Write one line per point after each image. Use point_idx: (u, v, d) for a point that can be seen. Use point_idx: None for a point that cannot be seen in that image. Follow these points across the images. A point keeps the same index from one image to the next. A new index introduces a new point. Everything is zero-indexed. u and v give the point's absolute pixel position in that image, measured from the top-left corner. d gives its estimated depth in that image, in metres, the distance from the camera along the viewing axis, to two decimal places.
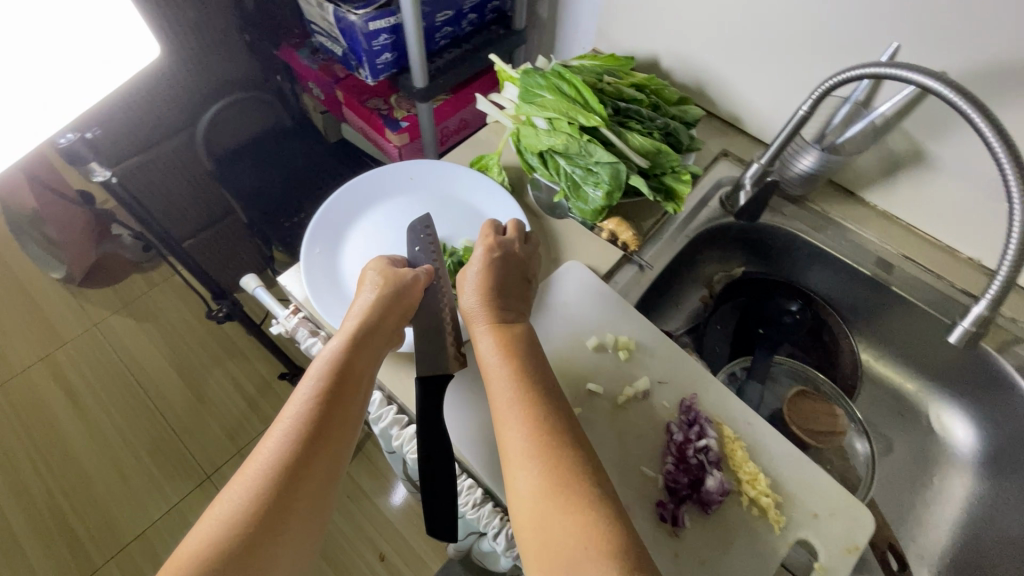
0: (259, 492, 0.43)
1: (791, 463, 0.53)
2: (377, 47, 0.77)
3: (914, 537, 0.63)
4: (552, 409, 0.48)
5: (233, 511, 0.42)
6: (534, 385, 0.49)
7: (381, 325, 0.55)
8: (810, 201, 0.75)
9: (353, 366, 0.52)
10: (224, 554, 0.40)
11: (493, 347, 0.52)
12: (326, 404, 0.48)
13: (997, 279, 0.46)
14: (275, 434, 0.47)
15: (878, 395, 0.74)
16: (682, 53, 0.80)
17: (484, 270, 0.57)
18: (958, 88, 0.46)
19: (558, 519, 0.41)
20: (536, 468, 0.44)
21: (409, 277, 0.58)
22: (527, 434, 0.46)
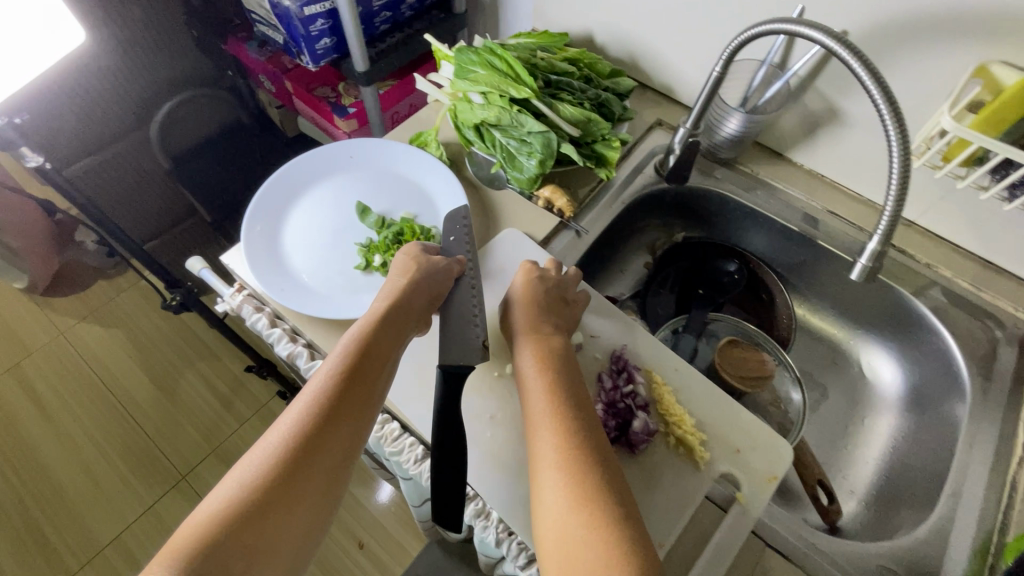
0: (280, 458, 0.42)
1: (716, 404, 0.56)
2: (315, 32, 0.78)
3: (843, 474, 0.67)
4: (588, 424, 0.46)
5: (248, 477, 0.41)
6: (571, 398, 0.48)
7: (408, 307, 0.55)
8: (740, 163, 0.78)
9: (380, 348, 0.51)
10: (235, 517, 0.38)
11: (531, 357, 0.52)
12: (350, 382, 0.47)
13: (885, 216, 0.49)
14: (297, 409, 0.45)
15: (813, 346, 0.78)
16: (615, 27, 0.82)
17: (527, 286, 0.58)
18: (842, 40, 0.49)
19: (583, 538, 0.38)
20: (564, 478, 0.42)
21: (442, 266, 0.60)
22: (559, 443, 0.44)
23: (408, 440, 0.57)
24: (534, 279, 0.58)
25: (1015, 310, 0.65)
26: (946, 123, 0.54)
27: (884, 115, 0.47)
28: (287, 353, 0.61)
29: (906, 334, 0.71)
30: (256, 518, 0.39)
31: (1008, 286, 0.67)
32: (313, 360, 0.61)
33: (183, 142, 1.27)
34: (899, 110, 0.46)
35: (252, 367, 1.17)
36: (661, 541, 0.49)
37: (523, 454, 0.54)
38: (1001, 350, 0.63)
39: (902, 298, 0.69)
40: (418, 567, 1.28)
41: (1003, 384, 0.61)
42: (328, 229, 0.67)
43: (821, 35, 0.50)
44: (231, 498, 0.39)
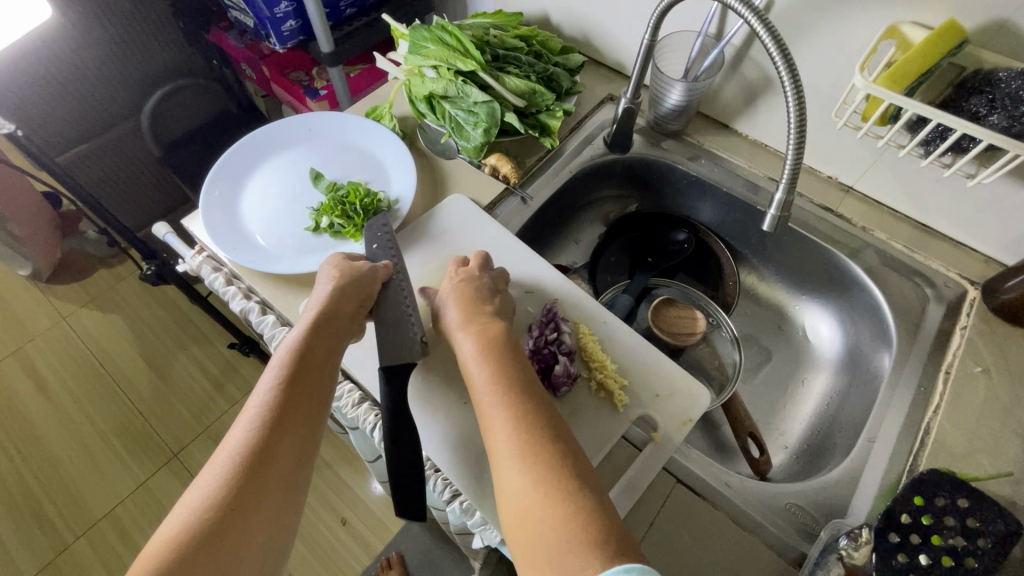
0: (226, 476, 0.44)
1: (639, 353, 0.59)
2: (280, 14, 0.82)
3: (779, 430, 0.69)
4: (540, 404, 0.47)
5: (202, 501, 0.42)
6: (518, 381, 0.49)
7: (338, 313, 0.56)
8: (687, 135, 0.81)
9: (313, 358, 0.53)
10: (193, 539, 0.40)
11: (474, 347, 0.52)
12: (290, 393, 0.50)
13: (788, 165, 0.51)
14: (241, 430, 0.47)
15: (758, 312, 0.80)
16: (568, 6, 0.85)
17: (462, 284, 0.58)
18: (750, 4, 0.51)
19: (547, 515, 0.39)
20: (521, 459, 0.43)
21: (366, 271, 0.60)
22: (512, 427, 0.45)
23: (345, 386, 0.62)
24: (469, 276, 0.60)
25: (945, 270, 0.66)
26: (858, 82, 0.56)
27: (777, 64, 0.49)
28: (240, 309, 0.65)
29: (845, 296, 0.72)
30: (214, 536, 0.41)
31: (941, 247, 0.68)
32: (264, 315, 0.65)
33: (174, 130, 1.32)
34: (790, 58, 0.49)
35: (236, 344, 1.21)
36: None
37: (451, 398, 0.58)
38: (930, 308, 0.65)
39: (838, 261, 0.71)
40: (400, 543, 1.33)
41: (929, 339, 0.63)
42: (283, 195, 0.71)
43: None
44: (185, 524, 0.41)
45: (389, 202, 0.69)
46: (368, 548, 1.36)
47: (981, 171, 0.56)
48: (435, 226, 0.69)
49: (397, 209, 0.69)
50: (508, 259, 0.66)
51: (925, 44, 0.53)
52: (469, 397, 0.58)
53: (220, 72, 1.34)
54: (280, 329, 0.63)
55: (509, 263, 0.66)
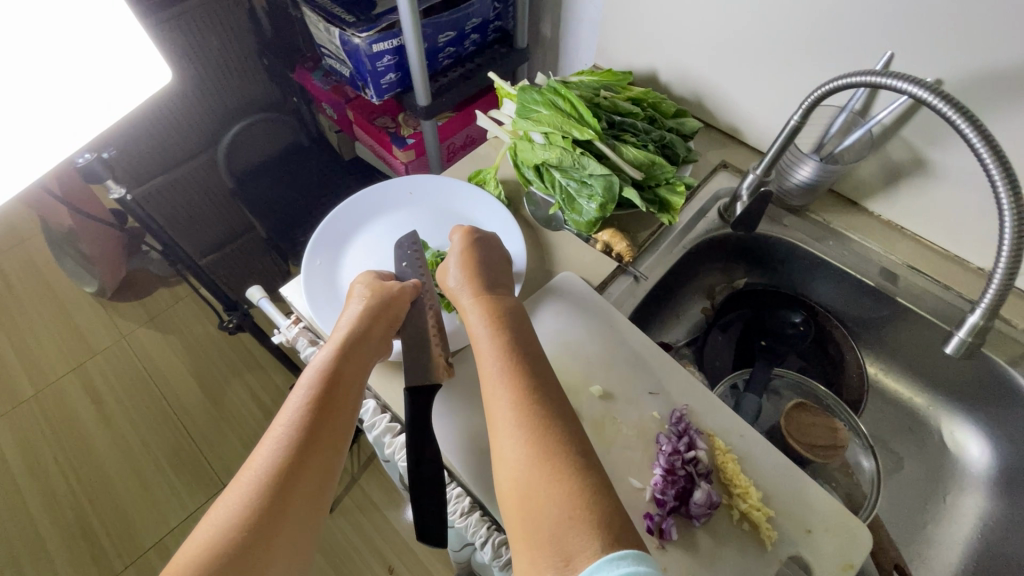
0: (252, 496, 0.44)
1: (785, 477, 0.52)
2: (381, 68, 0.80)
3: (924, 558, 0.61)
4: (540, 377, 0.49)
5: (230, 518, 0.43)
6: (518, 353, 0.50)
7: (369, 333, 0.56)
8: (812, 211, 0.74)
9: (341, 371, 0.53)
10: (222, 558, 0.41)
11: (479, 321, 0.54)
12: (317, 401, 0.50)
13: (994, 288, 0.45)
14: (266, 444, 0.47)
15: (885, 408, 0.72)
16: (681, 66, 0.80)
17: (468, 259, 0.60)
18: (957, 105, 0.45)
19: (542, 486, 0.41)
20: (517, 428, 0.45)
21: (396, 289, 0.60)
22: (509, 398, 0.47)
23: (454, 491, 0.56)
24: (470, 248, 0.62)
25: None
26: None
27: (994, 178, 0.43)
28: None
29: (996, 403, 0.64)
30: (244, 557, 0.42)
31: None
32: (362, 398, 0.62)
33: (247, 162, 1.33)
34: (1012, 171, 0.43)
35: None
36: None
37: None
38: None
39: (993, 366, 0.63)
40: None
41: None
42: (384, 264, 0.67)
43: (916, 87, 0.46)
44: (213, 543, 0.42)
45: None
46: None
47: None
48: (544, 308, 0.63)
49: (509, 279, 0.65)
50: (627, 352, 0.60)
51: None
52: None
53: (296, 106, 1.33)
54: (382, 418, 0.59)
55: (630, 358, 0.60)
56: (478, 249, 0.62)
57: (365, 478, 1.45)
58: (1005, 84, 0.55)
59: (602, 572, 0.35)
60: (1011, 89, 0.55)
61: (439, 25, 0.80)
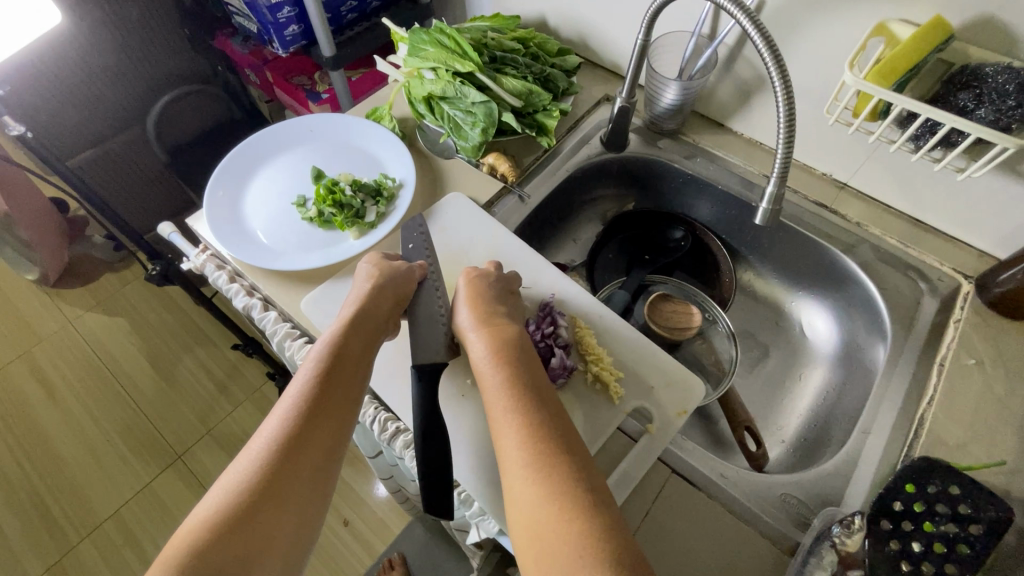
0: (262, 464, 0.45)
1: (636, 347, 0.60)
2: (282, 20, 0.84)
3: (776, 424, 0.70)
4: (546, 419, 0.47)
5: (236, 483, 0.44)
6: (533, 388, 0.49)
7: (374, 312, 0.57)
8: (683, 133, 0.82)
9: (349, 353, 0.54)
10: (225, 522, 0.42)
11: (486, 359, 0.52)
12: (325, 385, 0.51)
13: (779, 159, 0.52)
14: (274, 422, 0.48)
15: (754, 307, 0.81)
16: (565, 10, 0.87)
17: (472, 289, 0.58)
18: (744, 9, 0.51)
19: (551, 526, 0.40)
20: (527, 468, 0.43)
21: (403, 269, 0.62)
22: (518, 439, 0.45)
23: None
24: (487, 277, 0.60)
25: (937, 263, 0.67)
26: (847, 78, 0.57)
27: (766, 61, 0.49)
28: (243, 305, 0.66)
29: (840, 290, 0.73)
30: (246, 523, 0.42)
31: (933, 242, 0.69)
32: (266, 311, 0.66)
33: (180, 135, 1.35)
34: (779, 54, 0.49)
35: (240, 345, 1.23)
36: None
37: (452, 391, 0.59)
38: (924, 302, 0.66)
39: (832, 256, 0.72)
40: (400, 542, 1.32)
41: (921, 332, 0.64)
42: (285, 195, 0.72)
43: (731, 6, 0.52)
44: (219, 506, 0.43)
45: (393, 188, 0.71)
46: (370, 548, 1.36)
47: (970, 164, 0.57)
48: (433, 223, 0.70)
49: (401, 195, 0.71)
50: (509, 257, 0.67)
51: (931, 25, 0.53)
52: (465, 389, 0.59)
53: (225, 78, 1.36)
54: (281, 325, 0.64)
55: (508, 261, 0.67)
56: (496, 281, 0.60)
57: None
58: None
59: None
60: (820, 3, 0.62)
61: None
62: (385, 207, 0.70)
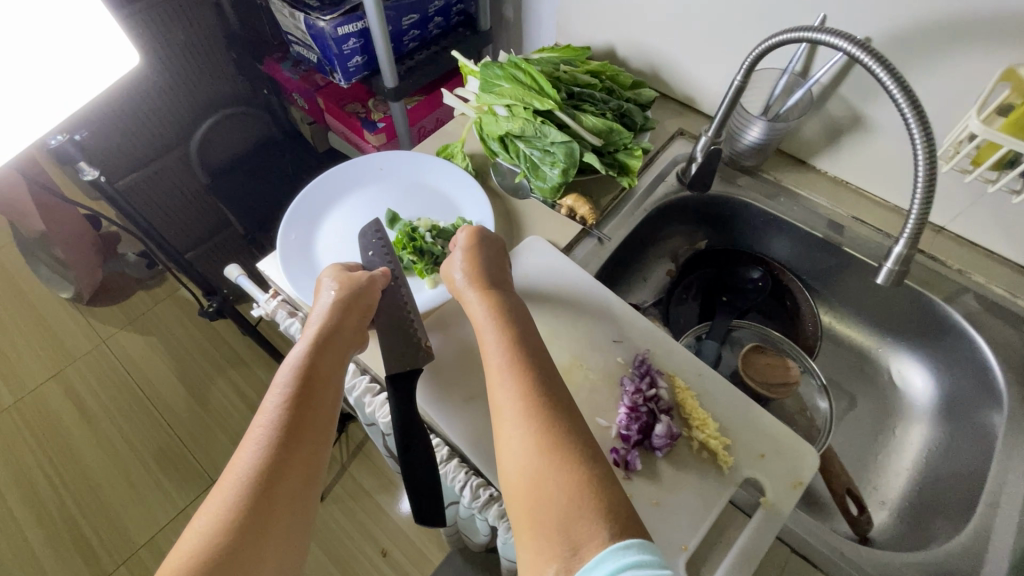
0: (238, 502, 0.41)
1: (740, 410, 0.56)
2: (347, 51, 0.82)
3: (875, 484, 0.66)
4: (545, 372, 0.46)
5: (212, 529, 0.40)
6: (522, 345, 0.48)
7: (343, 326, 0.54)
8: (763, 170, 0.78)
9: (322, 367, 0.51)
10: (205, 574, 0.38)
11: (484, 315, 0.52)
12: (301, 401, 0.47)
13: (912, 218, 0.48)
14: (247, 452, 0.44)
15: (839, 353, 0.77)
16: (636, 41, 0.84)
17: (473, 250, 0.59)
18: (874, 55, 0.48)
19: (547, 478, 0.39)
20: (522, 424, 0.42)
21: (365, 279, 0.58)
22: (514, 391, 0.44)
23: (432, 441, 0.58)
24: (466, 243, 0.59)
25: None
26: (973, 126, 0.55)
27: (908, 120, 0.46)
28: None
29: (940, 340, 0.69)
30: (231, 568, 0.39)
31: None
32: None
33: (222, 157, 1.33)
34: (921, 107, 0.46)
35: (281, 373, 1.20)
36: (684, 543, 0.50)
37: None
38: None
39: (932, 306, 0.68)
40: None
41: None
42: (358, 237, 0.70)
43: (849, 45, 0.49)
44: (198, 555, 0.39)
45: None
46: None
47: None
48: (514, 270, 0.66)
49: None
50: (592, 305, 0.64)
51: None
52: None
53: (266, 99, 1.34)
54: (361, 378, 0.62)
55: (592, 311, 0.63)
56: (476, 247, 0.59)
57: (354, 465, 1.44)
58: (928, 38, 0.59)
59: (607, 563, 0.34)
60: (932, 44, 0.59)
61: (401, 7, 0.83)
62: None
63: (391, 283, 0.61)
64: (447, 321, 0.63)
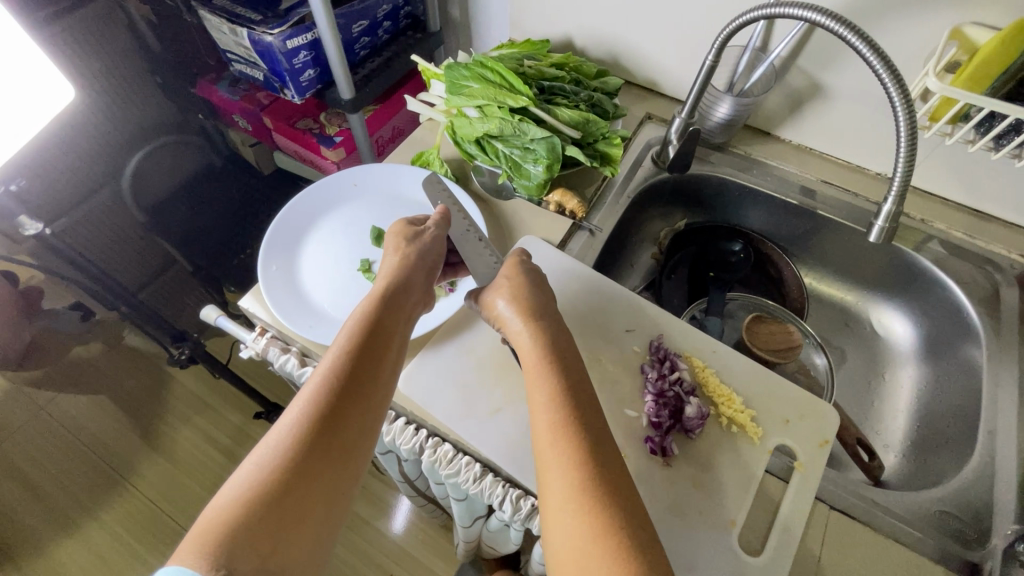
0: (300, 436, 0.41)
1: (757, 380, 0.58)
2: (298, 65, 0.77)
3: (876, 429, 0.70)
4: (600, 440, 0.44)
5: (269, 462, 0.40)
6: (575, 401, 0.46)
7: (408, 282, 0.54)
8: (732, 145, 0.81)
9: (386, 321, 0.50)
10: (259, 506, 0.38)
11: (535, 361, 0.49)
12: (360, 355, 0.47)
13: (898, 178, 0.51)
14: (304, 393, 0.44)
15: (824, 312, 0.81)
16: (592, 31, 0.85)
17: (521, 283, 0.55)
18: (840, 20, 0.50)
19: (599, 570, 0.36)
20: (570, 496, 0.40)
21: (426, 232, 0.58)
22: (567, 472, 0.41)
23: (464, 460, 0.56)
24: (509, 275, 0.56)
25: (1007, 252, 0.69)
26: (932, 84, 0.57)
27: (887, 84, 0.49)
28: None
29: (913, 288, 0.74)
30: (283, 504, 0.38)
31: (998, 231, 0.71)
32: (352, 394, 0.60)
33: (158, 191, 1.23)
34: (896, 69, 0.48)
35: (261, 412, 1.13)
36: (731, 519, 0.50)
37: None
38: (1003, 292, 0.67)
39: (904, 257, 0.73)
40: None
41: (1010, 324, 0.65)
42: (343, 259, 0.66)
43: (814, 14, 0.50)
44: (252, 485, 0.39)
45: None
46: None
47: None
48: None
49: (473, 246, 0.66)
50: (599, 296, 0.63)
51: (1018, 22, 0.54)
52: None
53: (200, 124, 1.25)
54: None
55: (600, 304, 0.63)
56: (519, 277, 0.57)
57: None
58: (877, 8, 0.62)
59: None
60: (881, 11, 0.62)
61: (351, 14, 0.79)
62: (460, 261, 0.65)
63: (465, 231, 0.61)
64: (456, 332, 0.60)
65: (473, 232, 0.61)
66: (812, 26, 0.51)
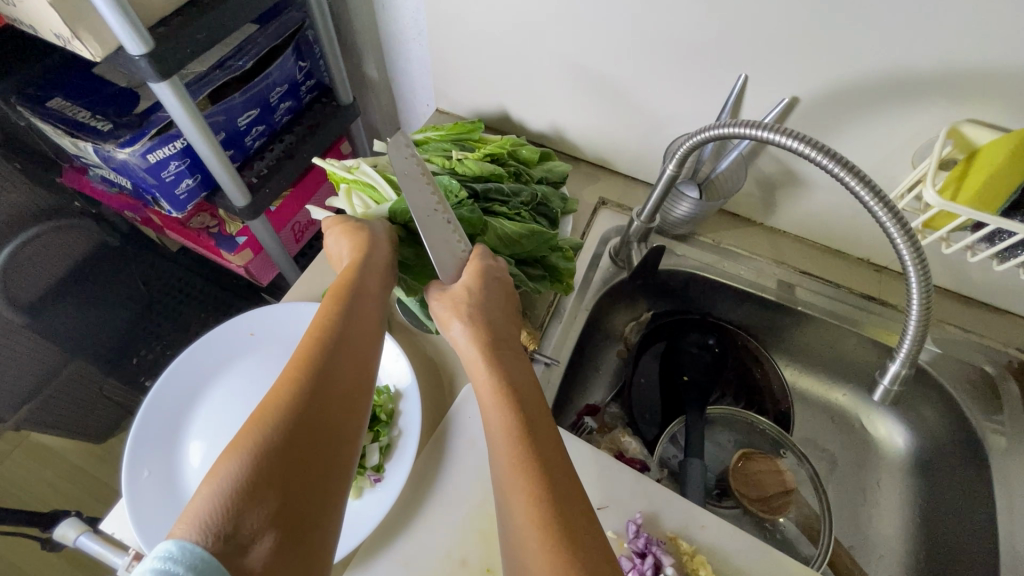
0: (298, 400, 0.36)
1: (755, 559, 0.49)
2: (170, 177, 0.62)
3: (878, 554, 0.63)
4: (557, 464, 0.36)
5: (264, 429, 0.33)
6: (533, 417, 0.39)
7: (375, 264, 0.48)
8: (699, 234, 0.71)
9: (369, 304, 0.45)
10: (257, 480, 0.31)
11: (485, 392, 0.41)
12: (348, 339, 0.41)
13: (910, 332, 0.43)
14: (296, 361, 0.38)
15: (809, 409, 0.72)
16: (530, 105, 0.73)
17: (476, 298, 0.46)
18: (806, 140, 0.41)
19: None
20: (531, 528, 0.33)
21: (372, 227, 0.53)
22: (529, 506, 0.33)
23: None
24: (459, 293, 0.47)
25: (1004, 346, 0.62)
26: (929, 196, 0.48)
27: (898, 244, 0.41)
28: None
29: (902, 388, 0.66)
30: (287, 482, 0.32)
31: (995, 320, 0.63)
32: None
33: None
34: (902, 215, 0.41)
35: None
36: None
37: None
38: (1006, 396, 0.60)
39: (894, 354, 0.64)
40: None
41: None
42: None
43: (786, 139, 0.42)
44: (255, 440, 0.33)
45: (389, 402, 0.54)
46: None
47: None
48: (458, 436, 0.53)
49: (403, 408, 0.54)
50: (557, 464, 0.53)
51: None
52: None
53: None
54: None
55: None
56: (471, 294, 0.47)
57: None
58: (862, 98, 0.53)
59: None
60: (866, 100, 0.53)
61: (234, 107, 0.64)
62: (387, 435, 0.52)
63: (430, 213, 0.49)
64: (388, 536, 0.48)
65: (443, 210, 0.50)
66: (767, 145, 0.43)
